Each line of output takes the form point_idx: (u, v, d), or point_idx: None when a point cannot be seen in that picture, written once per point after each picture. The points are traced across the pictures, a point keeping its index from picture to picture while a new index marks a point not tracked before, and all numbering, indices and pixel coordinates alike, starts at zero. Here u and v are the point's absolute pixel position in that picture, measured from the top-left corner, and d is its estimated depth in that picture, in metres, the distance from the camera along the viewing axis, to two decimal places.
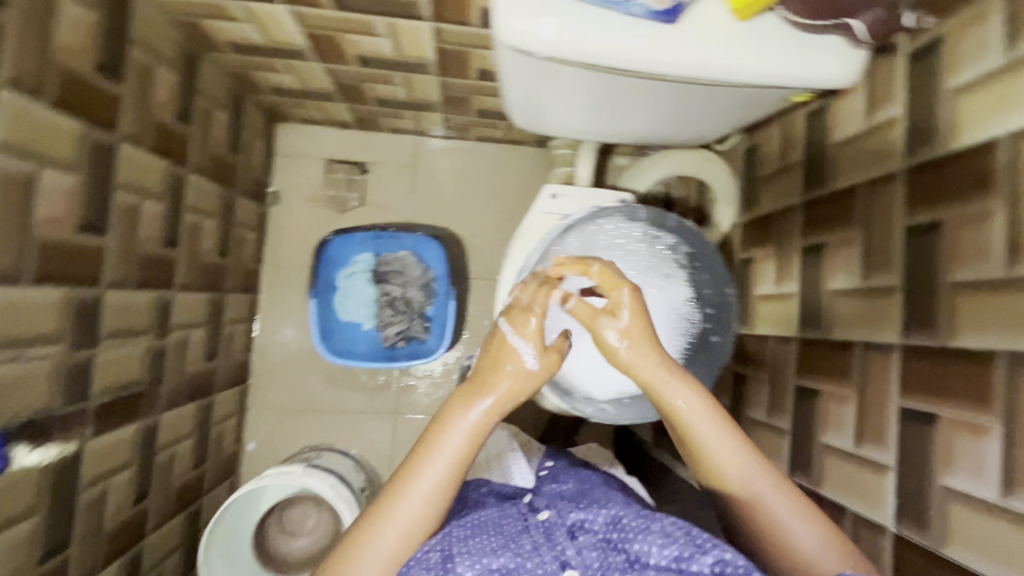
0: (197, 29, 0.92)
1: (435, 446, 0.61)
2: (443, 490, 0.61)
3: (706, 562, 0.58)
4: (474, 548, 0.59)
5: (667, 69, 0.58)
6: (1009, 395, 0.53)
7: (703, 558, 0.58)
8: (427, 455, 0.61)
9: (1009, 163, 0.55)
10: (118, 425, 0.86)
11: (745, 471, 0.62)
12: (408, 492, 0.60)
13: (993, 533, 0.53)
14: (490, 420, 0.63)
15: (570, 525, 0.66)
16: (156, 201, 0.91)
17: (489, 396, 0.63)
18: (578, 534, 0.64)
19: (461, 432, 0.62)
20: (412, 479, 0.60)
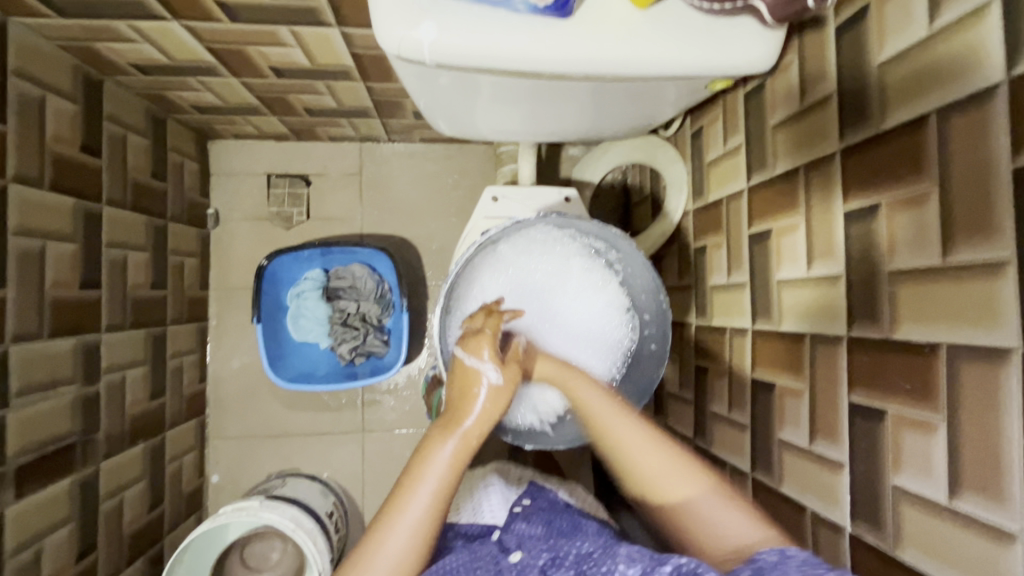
0: (91, 53, 0.86)
1: (420, 482, 0.57)
2: (427, 530, 0.56)
3: (665, 571, 0.49)
4: None
5: (569, 68, 0.55)
6: (952, 391, 0.49)
7: (662, 567, 0.50)
8: (409, 493, 0.56)
9: (937, 141, 0.51)
10: (45, 482, 0.82)
11: (667, 471, 0.61)
12: (389, 533, 0.55)
13: (944, 536, 0.50)
14: (468, 452, 0.60)
15: (544, 565, 0.59)
16: (63, 242, 0.86)
17: (468, 421, 0.61)
18: (551, 572, 0.58)
19: (443, 464, 0.58)
20: (398, 516, 0.55)
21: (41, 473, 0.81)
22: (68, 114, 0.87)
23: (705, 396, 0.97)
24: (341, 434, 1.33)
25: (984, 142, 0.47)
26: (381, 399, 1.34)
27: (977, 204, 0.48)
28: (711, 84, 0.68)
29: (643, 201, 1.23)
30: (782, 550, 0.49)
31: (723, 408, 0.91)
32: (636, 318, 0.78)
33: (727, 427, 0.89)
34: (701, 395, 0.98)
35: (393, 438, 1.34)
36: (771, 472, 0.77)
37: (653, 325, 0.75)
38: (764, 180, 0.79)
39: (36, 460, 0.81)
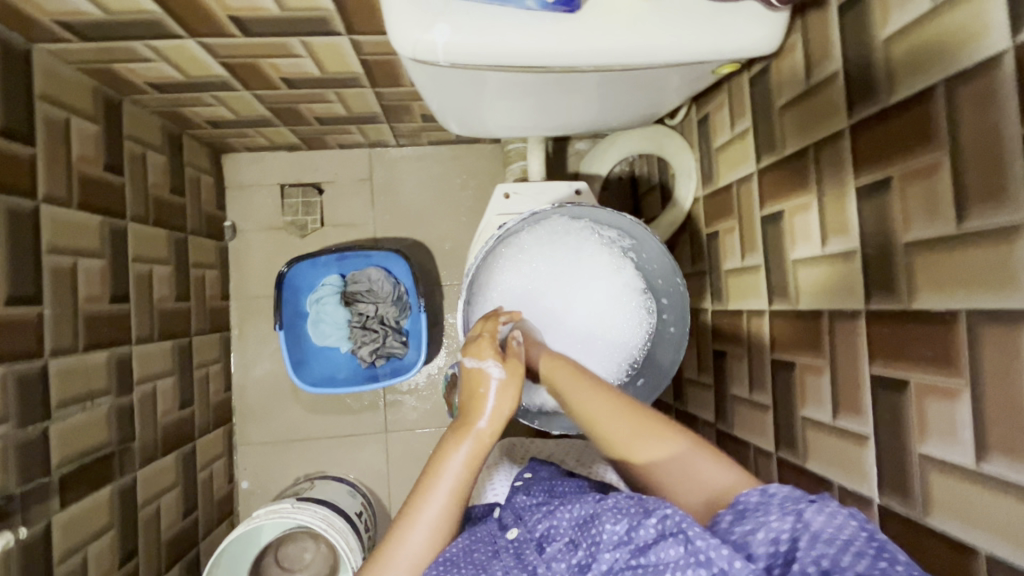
0: (111, 75, 0.89)
1: (434, 484, 0.58)
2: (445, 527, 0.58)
3: (651, 525, 0.51)
4: None
5: (579, 61, 0.57)
6: (974, 355, 0.50)
7: (647, 520, 0.51)
8: (424, 496, 0.58)
9: (947, 111, 0.52)
10: (89, 490, 0.85)
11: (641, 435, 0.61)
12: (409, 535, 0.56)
13: (974, 500, 0.51)
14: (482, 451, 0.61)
15: (539, 537, 0.59)
16: (93, 258, 0.89)
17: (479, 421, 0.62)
18: (546, 544, 0.57)
19: (457, 467, 0.59)
20: (415, 519, 0.57)
21: (83, 482, 0.84)
22: (92, 135, 0.90)
23: (725, 380, 0.97)
24: (365, 435, 1.35)
25: (993, 110, 0.48)
26: (402, 400, 1.36)
27: (990, 169, 0.48)
28: (716, 69, 0.68)
29: (652, 191, 1.24)
30: (763, 488, 0.52)
31: (743, 390, 0.91)
32: (654, 302, 0.79)
33: (748, 408, 0.90)
34: (720, 379, 0.99)
35: (416, 437, 1.36)
36: (795, 449, 0.78)
37: (672, 308, 0.77)
38: (774, 162, 0.80)
39: (77, 470, 0.84)
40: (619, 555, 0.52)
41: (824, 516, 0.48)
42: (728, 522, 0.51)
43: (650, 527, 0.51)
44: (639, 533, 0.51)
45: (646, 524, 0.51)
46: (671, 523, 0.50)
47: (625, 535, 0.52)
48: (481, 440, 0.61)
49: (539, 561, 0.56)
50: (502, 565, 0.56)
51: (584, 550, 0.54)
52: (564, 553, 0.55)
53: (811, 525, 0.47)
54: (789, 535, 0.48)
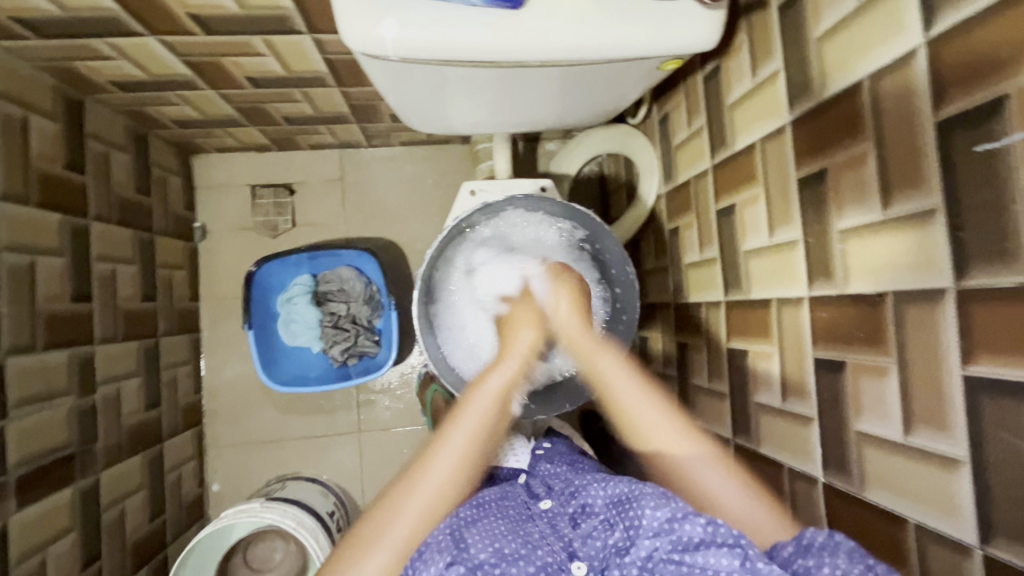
0: (71, 73, 0.88)
1: (446, 440, 0.62)
2: (454, 484, 0.60)
3: (699, 523, 0.52)
4: (484, 532, 0.58)
5: (525, 56, 0.59)
6: (899, 334, 0.53)
7: (696, 518, 0.52)
8: (434, 450, 0.61)
9: (871, 104, 0.55)
10: (49, 492, 0.84)
11: (668, 434, 0.64)
12: (419, 483, 0.60)
13: (903, 472, 0.54)
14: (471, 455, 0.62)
15: (573, 513, 0.63)
16: (53, 257, 0.88)
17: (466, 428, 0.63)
18: (580, 519, 0.62)
19: (470, 423, 0.63)
20: (427, 468, 0.60)
21: (42, 483, 0.83)
22: (52, 133, 0.90)
23: (688, 370, 1.00)
24: (339, 436, 1.35)
25: (909, 102, 0.51)
26: (376, 399, 1.36)
27: (907, 157, 0.51)
28: (663, 66, 0.71)
29: (619, 189, 1.27)
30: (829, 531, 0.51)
31: (704, 380, 0.94)
32: (608, 292, 0.82)
33: (709, 397, 0.92)
34: (684, 371, 1.01)
35: (390, 436, 1.36)
36: (751, 434, 0.80)
37: (625, 297, 0.79)
38: (726, 158, 0.83)
39: (36, 471, 0.82)
40: (660, 545, 0.53)
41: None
42: (789, 553, 0.52)
43: (697, 526, 0.52)
44: (683, 527, 0.52)
45: (694, 522, 0.52)
46: (723, 531, 0.51)
47: (666, 525, 0.54)
48: (498, 397, 0.65)
49: (574, 536, 0.60)
50: (537, 529, 0.61)
51: (622, 530, 0.57)
52: (598, 531, 0.59)
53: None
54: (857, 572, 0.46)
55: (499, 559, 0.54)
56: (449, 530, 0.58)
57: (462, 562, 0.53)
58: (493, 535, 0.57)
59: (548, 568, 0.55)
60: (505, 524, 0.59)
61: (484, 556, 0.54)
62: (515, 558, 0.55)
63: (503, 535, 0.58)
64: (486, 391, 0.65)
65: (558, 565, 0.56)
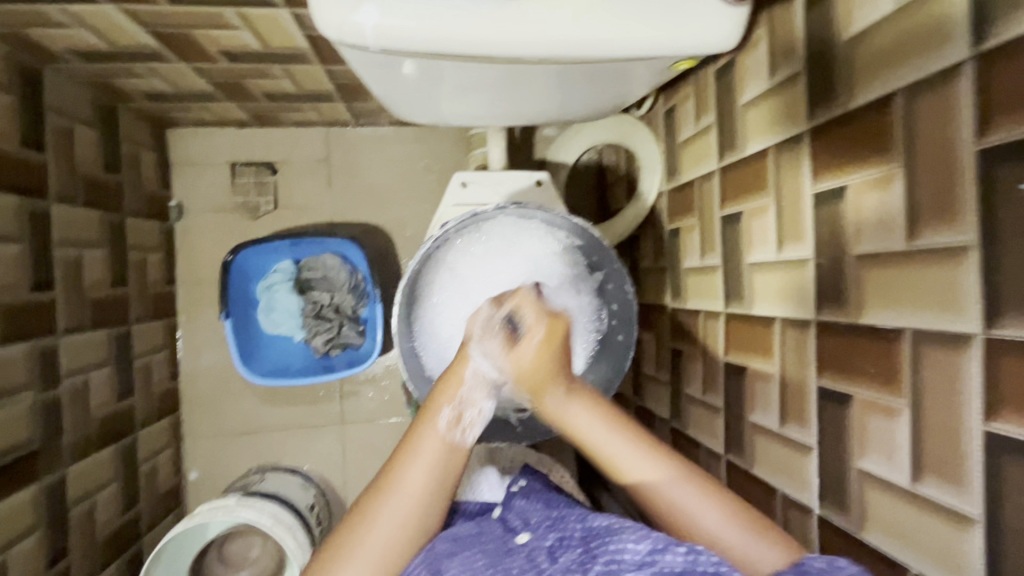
0: (27, 40, 0.80)
1: (412, 454, 0.58)
2: (426, 496, 0.57)
3: (679, 552, 0.50)
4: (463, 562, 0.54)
5: (524, 52, 0.53)
6: (915, 376, 0.49)
7: (677, 548, 0.50)
8: (404, 462, 0.58)
9: (904, 122, 0.50)
10: (9, 492, 0.80)
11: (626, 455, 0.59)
12: (391, 496, 0.57)
13: (906, 519, 0.51)
14: (440, 473, 0.58)
15: (551, 545, 0.57)
16: (9, 243, 0.82)
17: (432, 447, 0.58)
18: (558, 552, 0.57)
19: (434, 443, 0.59)
20: (395, 483, 0.57)
21: (2, 484, 0.79)
22: (4, 106, 0.82)
23: (681, 378, 0.96)
24: (321, 426, 1.32)
25: (950, 123, 0.46)
26: (360, 389, 1.32)
27: (941, 185, 0.46)
28: (676, 64, 0.65)
29: (618, 182, 1.21)
30: (829, 558, 0.48)
31: (698, 390, 0.91)
32: (604, 309, 0.77)
33: (701, 409, 0.89)
34: (677, 378, 0.98)
35: (374, 427, 1.33)
36: (743, 453, 0.77)
37: (621, 315, 0.76)
38: (735, 162, 0.78)
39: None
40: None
41: None
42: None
43: (677, 555, 0.50)
44: (664, 557, 0.50)
45: (673, 552, 0.50)
46: (704, 558, 0.49)
47: (647, 557, 0.51)
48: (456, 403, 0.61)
49: (550, 567, 0.54)
50: (516, 564, 0.54)
51: (603, 563, 0.52)
52: (577, 565, 0.54)
53: None
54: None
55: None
56: (425, 566, 0.54)
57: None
58: (469, 566, 0.53)
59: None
60: (482, 559, 0.55)
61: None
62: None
63: (480, 569, 0.53)
64: (441, 407, 0.61)
65: None
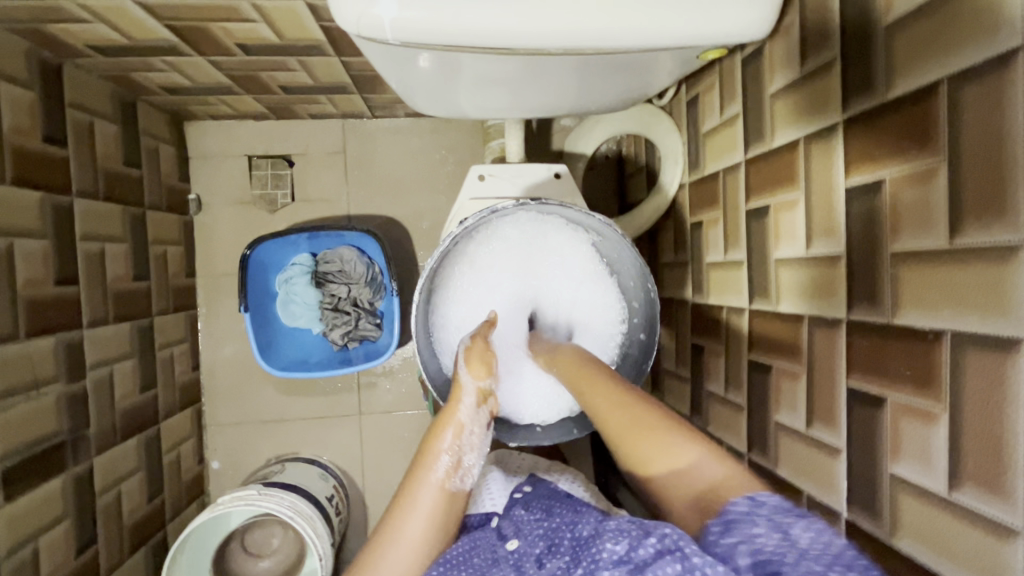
0: (47, 36, 0.80)
1: (412, 504, 0.58)
2: (426, 544, 0.57)
3: (649, 543, 0.47)
4: None
5: (546, 43, 0.52)
6: (955, 380, 0.47)
7: (647, 538, 0.47)
8: (402, 513, 0.58)
9: (948, 114, 0.47)
10: (39, 481, 0.82)
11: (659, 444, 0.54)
12: (390, 550, 0.55)
13: (942, 528, 0.49)
14: (441, 517, 0.58)
15: (539, 553, 0.58)
16: (33, 238, 0.83)
17: (432, 496, 0.58)
18: (545, 560, 0.57)
19: (433, 491, 0.58)
20: (395, 533, 0.56)
21: (31, 474, 0.81)
22: (26, 103, 0.82)
23: (702, 375, 0.95)
24: (339, 417, 1.33)
25: (1001, 113, 0.43)
26: (377, 382, 1.33)
27: (988, 180, 0.44)
28: (702, 54, 0.63)
29: (638, 173, 1.18)
30: (752, 496, 0.47)
31: (719, 387, 0.89)
32: (625, 307, 0.76)
33: (723, 407, 0.88)
34: (698, 375, 0.96)
35: (391, 419, 1.34)
36: (767, 453, 0.76)
37: (644, 314, 0.74)
38: (762, 154, 0.75)
39: (22, 462, 0.80)
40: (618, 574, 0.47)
41: (810, 535, 0.43)
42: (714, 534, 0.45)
43: (648, 547, 0.47)
44: (638, 551, 0.47)
45: (643, 544, 0.47)
46: (670, 541, 0.45)
47: (625, 555, 0.48)
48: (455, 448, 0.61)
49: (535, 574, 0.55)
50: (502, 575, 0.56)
51: (584, 566, 0.51)
52: (563, 571, 0.53)
53: (799, 544, 0.42)
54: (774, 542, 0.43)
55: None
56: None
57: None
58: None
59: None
60: None
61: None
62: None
63: None
64: (439, 452, 0.60)
65: None
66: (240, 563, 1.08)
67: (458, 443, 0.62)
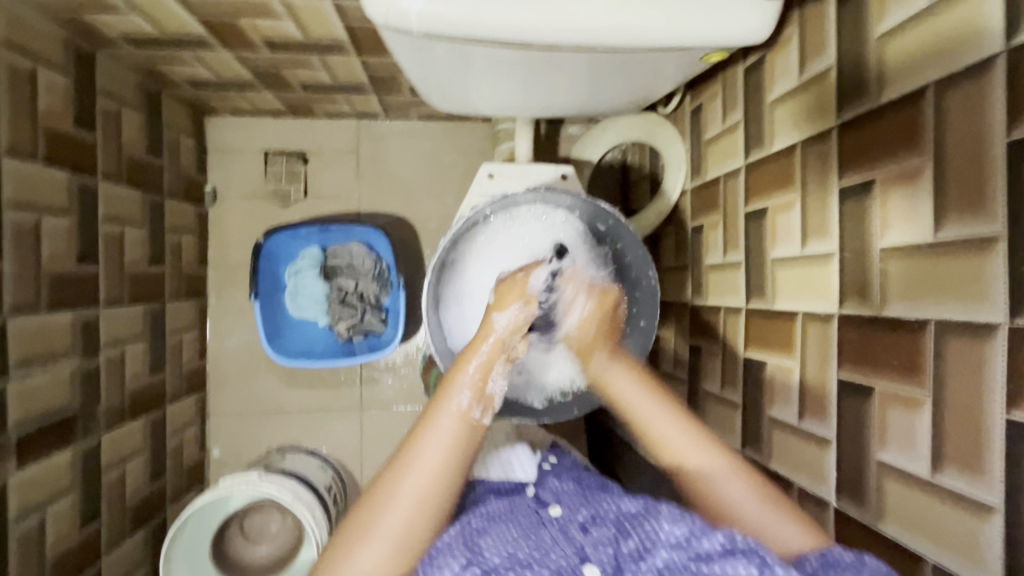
0: (84, 24, 0.85)
1: (427, 433, 0.59)
2: (441, 472, 0.58)
3: (717, 539, 0.52)
4: (497, 538, 0.58)
5: (559, 38, 0.55)
6: (937, 368, 0.50)
7: (714, 535, 0.52)
8: (422, 439, 0.59)
9: (934, 115, 0.50)
10: (49, 452, 0.84)
11: (677, 438, 0.63)
12: (410, 470, 0.57)
13: (924, 509, 0.51)
14: (459, 446, 0.59)
15: (583, 520, 0.62)
16: (59, 217, 0.87)
17: (449, 423, 0.60)
18: (590, 526, 0.61)
19: (449, 421, 0.60)
20: (413, 458, 0.58)
21: (42, 445, 0.83)
22: (61, 87, 0.87)
23: (699, 375, 0.97)
24: (340, 411, 1.34)
25: (982, 115, 0.46)
26: (380, 376, 1.35)
27: (968, 177, 0.47)
28: (707, 56, 0.67)
29: (642, 181, 1.22)
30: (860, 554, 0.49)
31: (716, 386, 0.91)
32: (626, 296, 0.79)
33: (719, 405, 0.90)
34: (695, 375, 0.98)
35: (391, 414, 1.35)
36: (761, 448, 0.77)
37: (643, 302, 0.77)
38: (761, 159, 0.78)
39: (36, 431, 0.82)
40: (675, 557, 0.52)
41: None
42: (813, 567, 0.51)
43: (716, 542, 0.52)
44: (702, 543, 0.52)
45: (712, 538, 0.52)
46: (743, 544, 0.51)
47: (683, 541, 0.54)
48: (478, 386, 0.62)
49: (585, 541, 0.58)
50: (549, 534, 0.60)
51: (636, 541, 0.56)
52: (609, 540, 0.58)
53: None
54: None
55: (512, 564, 0.55)
56: (463, 537, 0.58)
57: (477, 565, 0.54)
58: (506, 541, 0.58)
59: (562, 569, 0.54)
60: (516, 531, 0.60)
61: (498, 561, 0.55)
62: (528, 563, 0.55)
63: (515, 541, 0.59)
64: (462, 385, 0.62)
65: (570, 569, 0.55)
66: (237, 547, 1.10)
67: (481, 377, 0.63)
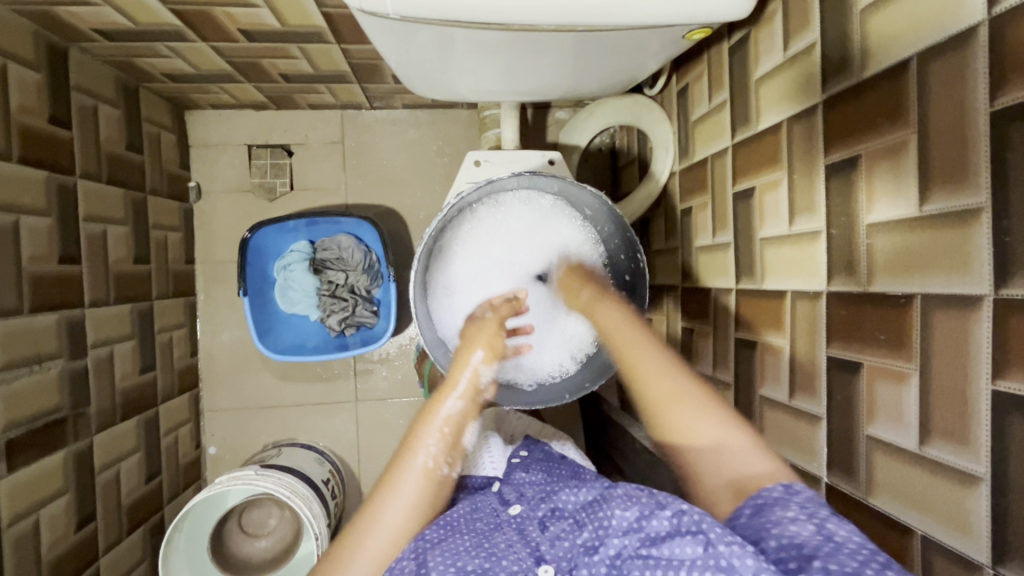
0: (53, 18, 0.82)
1: (401, 472, 0.62)
2: (412, 524, 0.61)
3: (664, 517, 0.52)
4: (447, 551, 0.56)
5: (537, 17, 0.55)
6: (925, 341, 0.50)
7: (662, 512, 0.52)
8: (397, 478, 0.62)
9: (916, 88, 0.50)
10: (41, 454, 0.83)
11: (703, 424, 0.59)
12: (387, 510, 0.60)
13: (913, 481, 0.52)
14: (430, 483, 0.62)
15: (542, 516, 0.62)
16: (39, 217, 0.85)
17: (420, 462, 0.62)
18: (548, 522, 0.61)
19: (422, 460, 0.62)
20: (388, 498, 0.61)
21: (33, 447, 0.82)
22: (33, 84, 0.85)
23: (691, 357, 0.97)
24: (336, 404, 1.34)
25: (964, 85, 0.46)
26: (373, 368, 1.35)
27: (952, 149, 0.47)
28: (689, 34, 0.66)
29: (631, 164, 1.21)
30: (788, 486, 0.51)
31: (708, 367, 0.91)
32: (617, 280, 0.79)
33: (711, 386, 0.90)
34: (687, 357, 0.98)
35: (387, 406, 1.35)
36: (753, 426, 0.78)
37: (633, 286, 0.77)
38: (748, 137, 0.78)
39: (26, 435, 0.82)
40: (628, 543, 0.52)
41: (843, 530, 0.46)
42: (747, 517, 0.51)
43: (663, 520, 0.52)
44: (650, 523, 0.52)
45: (659, 516, 0.52)
46: (687, 518, 0.50)
47: (634, 524, 0.54)
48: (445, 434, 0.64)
49: (541, 539, 0.59)
50: (504, 537, 0.60)
51: (591, 532, 0.56)
52: (566, 533, 0.58)
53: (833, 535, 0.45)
54: (806, 531, 0.46)
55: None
56: (414, 556, 0.57)
57: None
58: (455, 552, 0.56)
59: None
60: (469, 538, 0.58)
61: None
62: (479, 572, 0.53)
63: (468, 549, 0.57)
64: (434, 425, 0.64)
65: (525, 570, 0.55)
66: (235, 543, 1.10)
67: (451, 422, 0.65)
